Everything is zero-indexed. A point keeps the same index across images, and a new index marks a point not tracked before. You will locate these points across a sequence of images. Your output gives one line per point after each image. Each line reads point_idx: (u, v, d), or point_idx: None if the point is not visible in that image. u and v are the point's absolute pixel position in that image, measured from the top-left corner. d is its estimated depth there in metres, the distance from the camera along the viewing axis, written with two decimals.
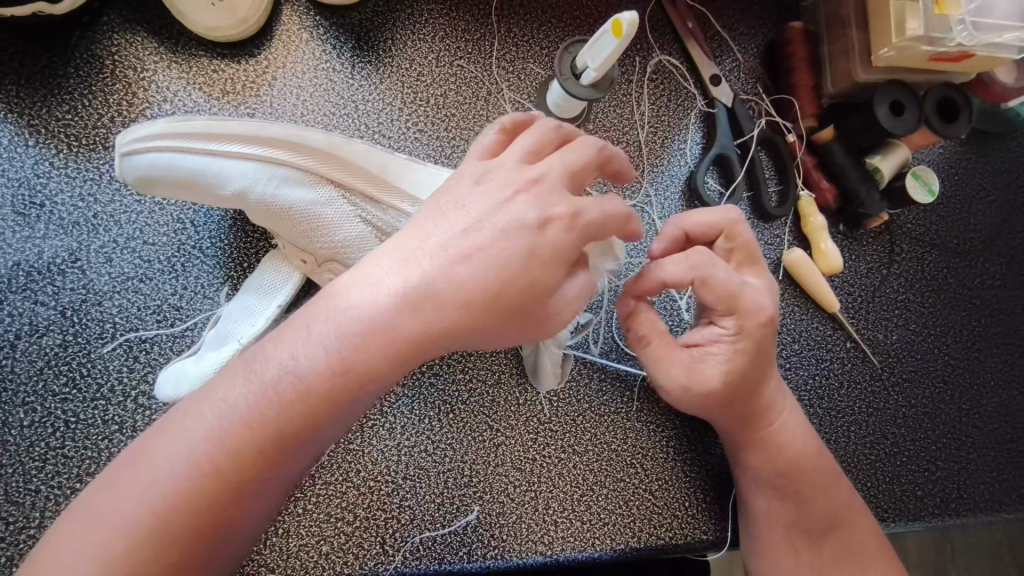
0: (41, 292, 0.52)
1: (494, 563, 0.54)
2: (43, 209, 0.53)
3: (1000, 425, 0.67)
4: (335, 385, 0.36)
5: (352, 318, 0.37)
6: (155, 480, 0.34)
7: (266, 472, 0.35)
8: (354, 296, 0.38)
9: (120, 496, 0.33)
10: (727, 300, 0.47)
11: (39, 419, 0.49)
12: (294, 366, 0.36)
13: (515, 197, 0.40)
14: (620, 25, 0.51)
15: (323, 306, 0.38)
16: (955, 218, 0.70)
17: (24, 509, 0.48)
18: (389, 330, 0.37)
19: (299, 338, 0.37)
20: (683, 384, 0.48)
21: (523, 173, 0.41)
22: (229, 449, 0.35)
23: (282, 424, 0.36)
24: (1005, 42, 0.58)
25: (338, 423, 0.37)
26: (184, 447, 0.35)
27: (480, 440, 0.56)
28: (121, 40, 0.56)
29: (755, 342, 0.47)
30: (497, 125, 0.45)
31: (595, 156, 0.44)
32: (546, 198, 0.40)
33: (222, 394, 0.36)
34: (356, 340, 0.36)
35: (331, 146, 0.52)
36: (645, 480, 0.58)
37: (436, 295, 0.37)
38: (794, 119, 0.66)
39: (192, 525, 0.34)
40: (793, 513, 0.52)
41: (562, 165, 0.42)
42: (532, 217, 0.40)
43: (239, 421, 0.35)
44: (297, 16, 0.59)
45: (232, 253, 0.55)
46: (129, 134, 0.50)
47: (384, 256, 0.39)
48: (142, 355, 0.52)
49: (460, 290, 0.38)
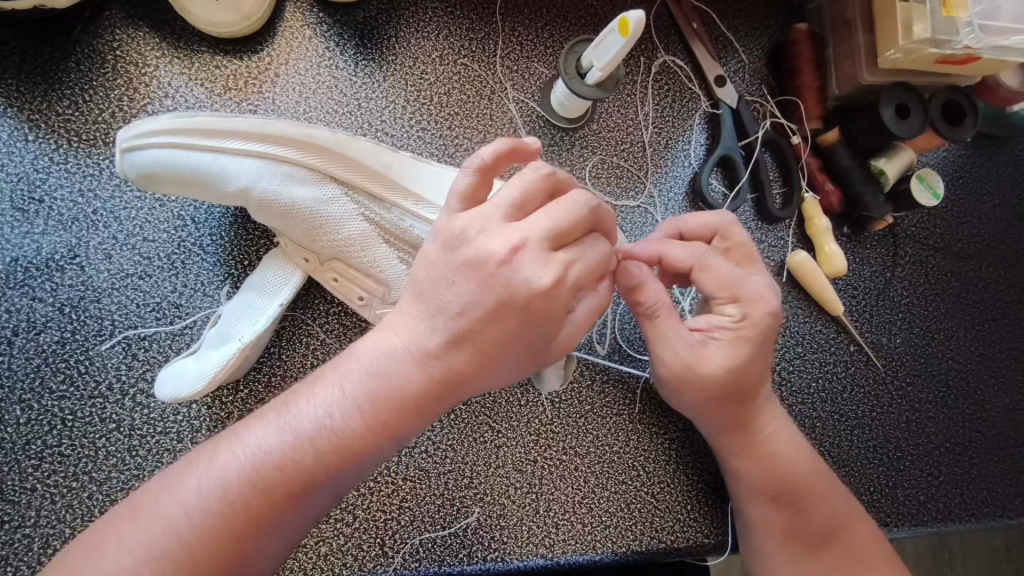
0: (40, 289, 0.51)
1: (494, 565, 0.53)
2: (42, 204, 0.52)
3: (1003, 430, 0.66)
4: (359, 439, 0.37)
5: (378, 377, 0.38)
6: (178, 515, 0.34)
7: (286, 513, 0.36)
8: (381, 356, 0.38)
9: (147, 529, 0.34)
10: (727, 288, 0.48)
11: (36, 417, 0.49)
12: (323, 417, 0.37)
13: (504, 265, 0.37)
14: (627, 24, 0.50)
15: (353, 362, 0.39)
16: (959, 222, 0.70)
17: (20, 508, 0.47)
18: (412, 385, 0.38)
19: (328, 390, 0.38)
20: (685, 364, 0.47)
21: (508, 236, 0.37)
22: (253, 492, 0.35)
23: (307, 472, 0.36)
24: (1013, 46, 0.57)
25: (360, 471, 0.38)
26: (211, 487, 0.35)
27: (481, 441, 0.55)
28: (122, 35, 0.55)
29: (754, 334, 0.47)
30: (471, 163, 0.38)
31: (588, 214, 0.38)
32: (530, 266, 0.37)
33: (252, 440, 0.37)
34: (381, 398, 0.37)
35: (335, 143, 0.51)
36: (647, 483, 0.58)
37: (454, 358, 0.38)
38: (799, 121, 0.66)
39: (216, 562, 0.34)
40: (789, 520, 0.51)
41: (546, 227, 0.37)
42: (522, 284, 0.37)
43: (266, 467, 0.36)
44: (301, 12, 0.59)
45: (233, 250, 0.54)
46: (133, 129, 0.50)
47: (405, 315, 0.39)
48: (142, 353, 0.51)
49: (476, 355, 0.38)
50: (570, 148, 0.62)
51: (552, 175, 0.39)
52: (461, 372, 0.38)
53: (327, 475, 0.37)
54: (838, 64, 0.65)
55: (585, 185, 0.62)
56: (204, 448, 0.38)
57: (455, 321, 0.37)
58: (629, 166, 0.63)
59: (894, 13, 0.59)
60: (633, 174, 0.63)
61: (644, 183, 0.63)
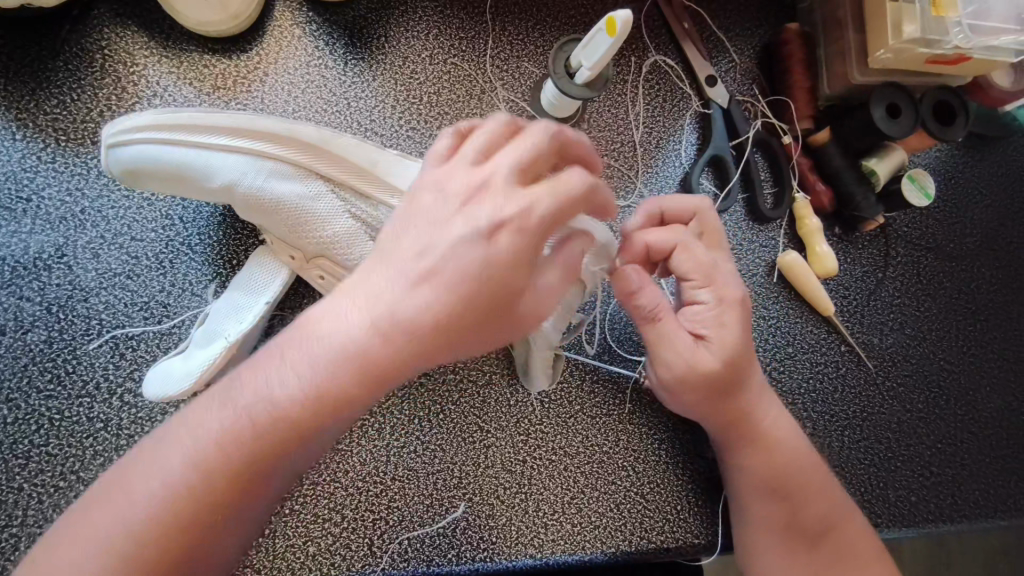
0: (27, 288, 0.51)
1: (483, 565, 0.53)
2: (30, 203, 0.52)
3: (995, 430, 0.66)
4: (308, 413, 0.35)
5: (324, 344, 0.35)
6: (131, 504, 0.34)
7: (241, 494, 0.36)
8: (328, 324, 0.36)
9: (99, 521, 0.34)
10: (704, 272, 0.49)
11: (22, 416, 0.49)
12: (270, 392, 0.36)
13: (466, 205, 0.37)
14: (614, 24, 0.50)
15: (302, 334, 0.36)
16: (952, 222, 0.69)
17: (6, 507, 0.47)
18: (360, 349, 0.35)
19: (276, 364, 0.36)
20: (687, 364, 0.48)
21: (472, 176, 0.37)
22: (204, 477, 0.35)
23: (258, 450, 0.35)
24: (1002, 45, 0.58)
25: (317, 445, 0.37)
26: (160, 474, 0.35)
27: (470, 441, 0.55)
28: (111, 35, 0.55)
29: (733, 315, 0.49)
30: (451, 129, 0.40)
31: (551, 140, 0.38)
32: (495, 202, 0.36)
33: (200, 422, 0.36)
34: (328, 367, 0.35)
35: (321, 140, 0.51)
36: (637, 483, 0.58)
37: (404, 313, 0.35)
38: (790, 121, 0.66)
39: (172, 548, 0.34)
40: (785, 516, 0.51)
41: (511, 164, 0.37)
42: (482, 222, 0.36)
43: (214, 449, 0.35)
44: (290, 11, 0.59)
45: (222, 249, 0.54)
46: (118, 126, 0.50)
47: (358, 277, 0.37)
48: (129, 352, 0.51)
49: (428, 309, 0.35)
50: None
51: (517, 123, 0.39)
52: (413, 327, 0.35)
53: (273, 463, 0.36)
54: (829, 63, 0.65)
55: None
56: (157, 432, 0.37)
57: (412, 271, 0.36)
58: (620, 166, 0.63)
59: (884, 12, 0.59)
60: (623, 174, 0.63)
61: (635, 182, 0.63)
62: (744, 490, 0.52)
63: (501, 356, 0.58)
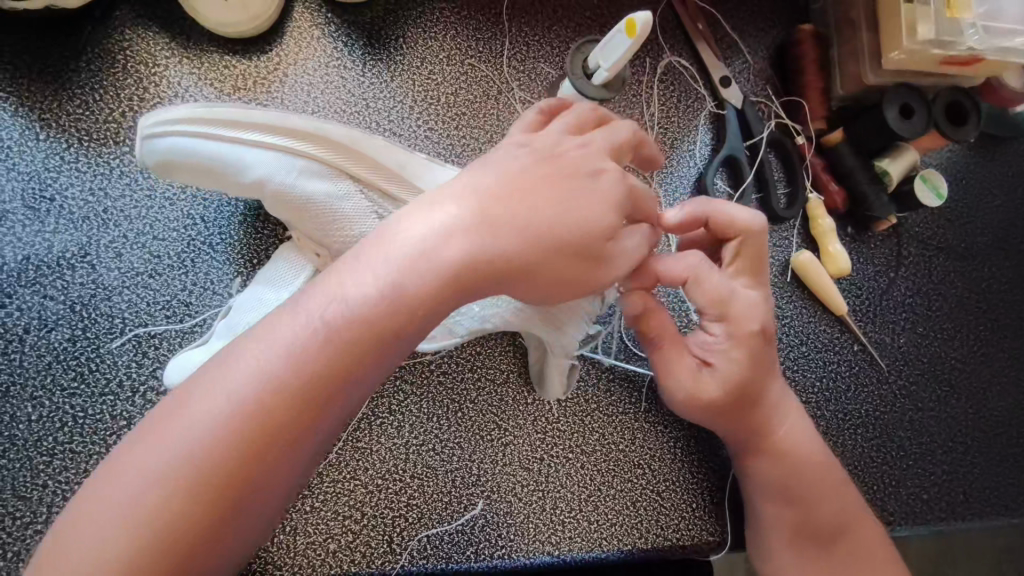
0: (50, 287, 0.51)
1: (501, 563, 0.53)
2: (53, 203, 0.52)
3: (1006, 429, 0.67)
4: (393, 308, 0.37)
5: (409, 247, 0.38)
6: (219, 402, 0.34)
7: (329, 392, 0.35)
8: (412, 231, 0.39)
9: (188, 420, 0.33)
10: (718, 304, 0.48)
11: (46, 414, 0.49)
12: (352, 291, 0.37)
13: (565, 152, 0.43)
14: (634, 25, 0.51)
15: (381, 240, 0.39)
16: (962, 222, 0.70)
17: (31, 504, 0.47)
18: (444, 249, 0.38)
19: (357, 269, 0.37)
20: (688, 393, 0.48)
21: (571, 137, 0.44)
22: (292, 374, 0.35)
23: (345, 347, 0.36)
24: (1015, 47, 0.58)
25: (399, 349, 0.38)
26: (248, 372, 0.34)
27: (488, 439, 0.56)
28: (133, 35, 0.56)
29: (743, 349, 0.48)
30: (536, 108, 0.47)
31: (631, 136, 0.47)
32: (594, 157, 0.43)
33: (282, 325, 0.36)
34: (414, 266, 0.38)
35: (352, 141, 0.52)
36: (653, 481, 0.58)
37: (495, 221, 0.39)
38: (804, 121, 0.66)
39: (262, 441, 0.34)
40: (801, 518, 0.52)
41: (607, 138, 0.45)
42: (584, 167, 0.43)
43: (301, 346, 0.35)
44: (309, 12, 0.59)
45: (243, 249, 0.55)
46: (154, 117, 0.50)
47: (442, 194, 0.40)
48: (151, 350, 0.52)
49: (519, 219, 0.40)
50: None
51: (600, 112, 0.47)
52: (503, 231, 0.39)
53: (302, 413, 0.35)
54: (843, 64, 0.65)
55: None
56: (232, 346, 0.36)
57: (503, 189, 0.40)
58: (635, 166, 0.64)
59: (899, 14, 0.59)
60: (638, 174, 0.64)
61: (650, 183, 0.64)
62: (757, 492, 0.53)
63: (518, 355, 0.58)
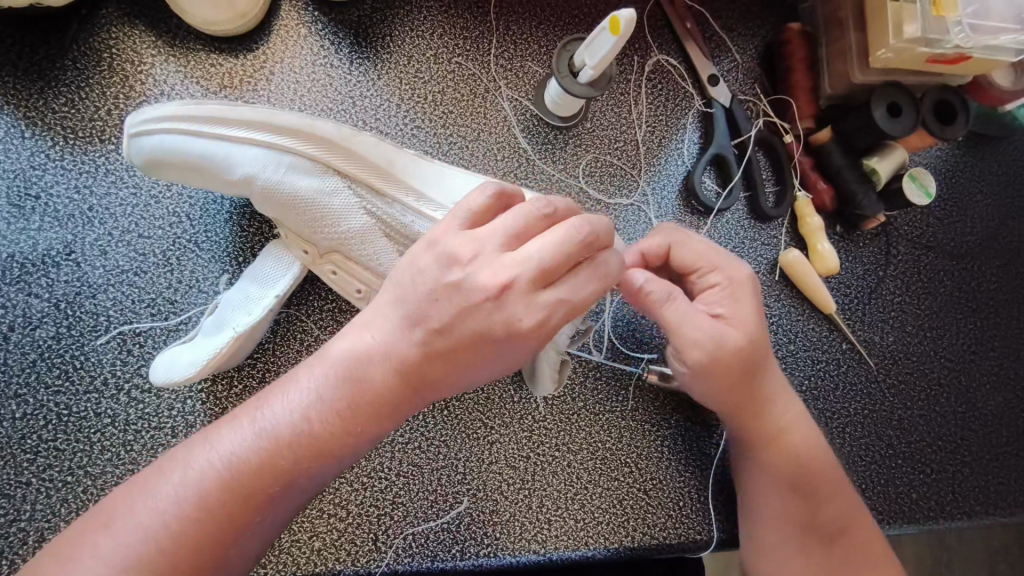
0: (35, 284, 0.51)
1: (486, 561, 0.53)
2: (39, 201, 0.53)
3: (996, 429, 0.67)
4: (326, 435, 0.38)
5: (346, 374, 0.39)
6: (161, 502, 0.36)
7: (263, 502, 0.37)
8: (346, 359, 0.39)
9: (133, 516, 0.35)
10: (703, 258, 0.51)
11: (31, 412, 0.49)
12: (290, 416, 0.38)
13: (482, 303, 0.37)
14: (618, 22, 0.50)
15: (320, 364, 0.40)
16: (952, 221, 0.70)
17: (15, 502, 0.48)
18: (379, 380, 0.39)
19: (296, 391, 0.39)
20: (713, 341, 0.48)
21: (498, 272, 0.38)
22: (228, 483, 0.36)
23: (281, 463, 0.37)
24: (1002, 45, 0.58)
25: (335, 468, 0.39)
26: (190, 478, 0.36)
27: (474, 437, 0.56)
28: (119, 34, 0.56)
29: (744, 294, 0.50)
30: (491, 187, 0.41)
31: (577, 244, 0.38)
32: (514, 307, 0.37)
33: (223, 438, 0.38)
34: (349, 397, 0.39)
35: (340, 136, 0.53)
36: (640, 479, 0.58)
37: (424, 362, 0.39)
38: (792, 120, 0.66)
39: (199, 541, 0.35)
40: (801, 515, 0.51)
41: (537, 265, 0.37)
42: (501, 322, 0.38)
43: (239, 459, 0.37)
44: (296, 10, 0.59)
45: (230, 246, 0.55)
46: (142, 115, 0.50)
47: (377, 318, 0.40)
48: (136, 348, 0.52)
49: (447, 358, 0.39)
50: (563, 147, 0.63)
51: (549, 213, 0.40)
52: (431, 372, 0.39)
53: (299, 478, 0.38)
54: (831, 62, 0.65)
55: (578, 183, 0.63)
56: (179, 447, 0.39)
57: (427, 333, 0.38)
58: (622, 164, 0.64)
59: (886, 12, 0.59)
60: (627, 172, 0.64)
61: (638, 181, 0.64)
62: (759, 488, 0.53)
63: None
